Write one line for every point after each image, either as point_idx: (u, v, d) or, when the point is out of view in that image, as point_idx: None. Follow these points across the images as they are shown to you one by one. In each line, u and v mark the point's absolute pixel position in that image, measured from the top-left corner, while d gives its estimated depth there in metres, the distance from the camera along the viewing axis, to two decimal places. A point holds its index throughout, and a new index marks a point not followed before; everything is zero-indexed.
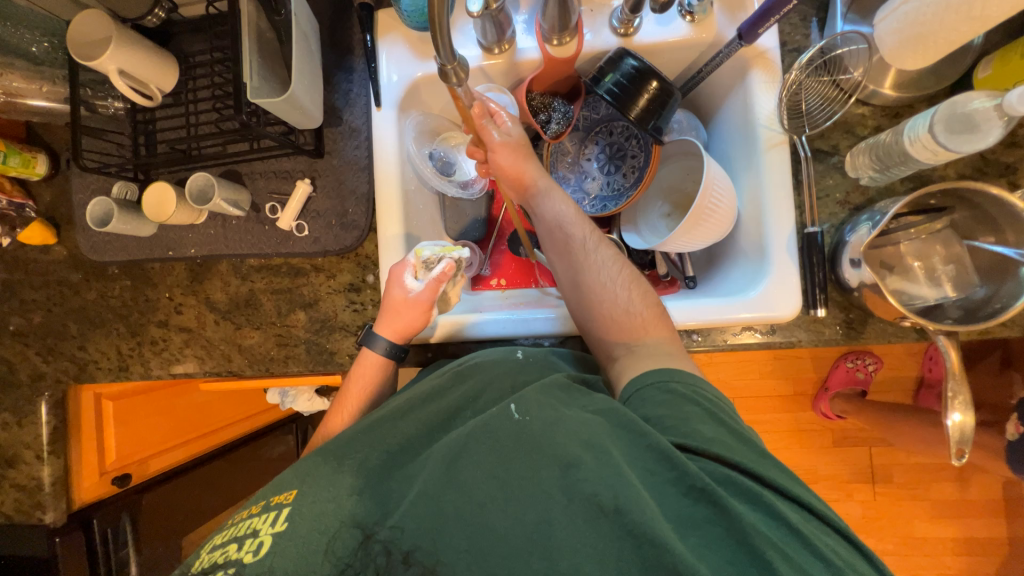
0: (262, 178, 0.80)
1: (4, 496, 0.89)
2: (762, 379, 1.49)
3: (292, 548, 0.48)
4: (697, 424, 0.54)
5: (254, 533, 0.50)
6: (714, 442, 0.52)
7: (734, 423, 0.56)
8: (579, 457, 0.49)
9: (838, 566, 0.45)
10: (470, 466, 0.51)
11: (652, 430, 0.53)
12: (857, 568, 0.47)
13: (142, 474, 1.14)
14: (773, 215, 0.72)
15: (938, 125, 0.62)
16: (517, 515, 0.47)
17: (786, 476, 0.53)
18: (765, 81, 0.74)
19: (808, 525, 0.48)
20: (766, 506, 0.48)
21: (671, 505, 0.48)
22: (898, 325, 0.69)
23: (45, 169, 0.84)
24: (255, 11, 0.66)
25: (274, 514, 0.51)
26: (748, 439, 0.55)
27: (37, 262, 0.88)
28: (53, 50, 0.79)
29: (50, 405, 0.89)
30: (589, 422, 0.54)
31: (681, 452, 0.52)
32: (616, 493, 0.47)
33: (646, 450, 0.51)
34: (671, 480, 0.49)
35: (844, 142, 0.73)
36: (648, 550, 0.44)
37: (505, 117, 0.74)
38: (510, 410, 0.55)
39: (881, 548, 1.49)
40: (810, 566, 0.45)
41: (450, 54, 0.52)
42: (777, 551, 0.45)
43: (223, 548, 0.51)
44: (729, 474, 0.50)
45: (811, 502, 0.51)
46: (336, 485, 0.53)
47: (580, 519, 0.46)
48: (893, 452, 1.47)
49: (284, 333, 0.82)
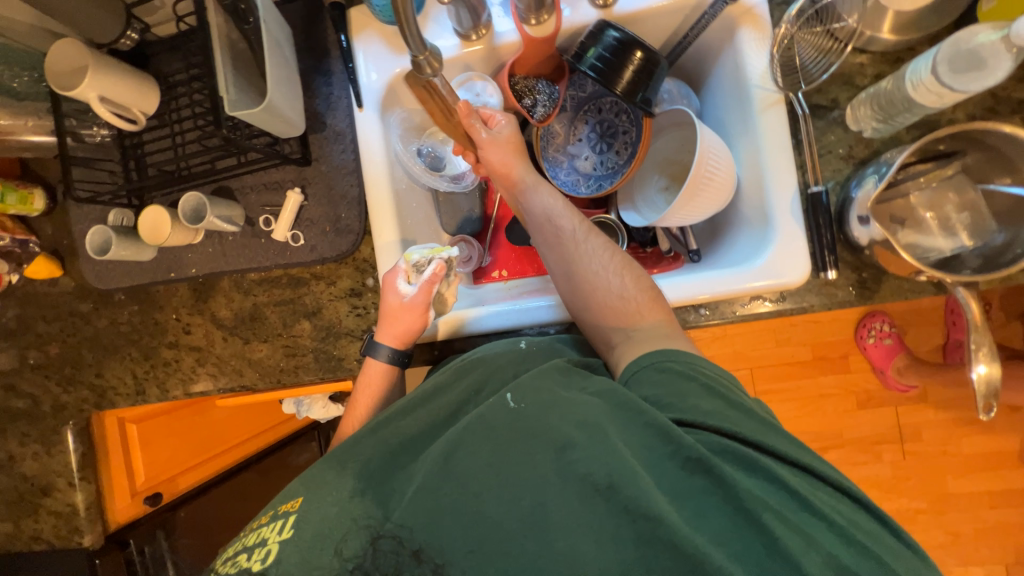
0: (253, 192, 0.80)
1: (42, 523, 0.93)
2: (779, 347, 1.46)
3: (296, 553, 0.48)
4: (693, 399, 0.54)
5: (263, 541, 0.51)
6: (711, 414, 0.52)
7: (733, 393, 0.56)
8: (573, 438, 0.50)
9: (840, 524, 0.46)
10: (467, 456, 0.51)
11: (647, 407, 0.52)
12: (861, 527, 0.47)
13: (173, 491, 1.18)
14: (774, 178, 0.69)
15: (941, 65, 0.59)
16: (512, 500, 0.48)
17: (786, 439, 0.53)
18: (755, 39, 0.71)
19: (807, 487, 0.49)
20: (765, 472, 0.48)
21: (667, 478, 0.48)
22: (913, 280, 0.67)
23: (43, 204, 0.85)
24: (224, 22, 0.65)
25: (281, 522, 0.52)
26: (747, 408, 0.54)
27: (46, 296, 0.89)
28: (34, 83, 0.79)
29: (75, 432, 0.91)
30: (586, 404, 0.53)
31: (679, 426, 0.52)
32: (609, 471, 0.47)
33: (645, 427, 0.51)
34: (668, 455, 0.49)
35: (844, 95, 0.70)
36: (643, 524, 0.44)
37: (498, 119, 0.75)
38: (506, 399, 0.55)
39: (916, 508, 1.46)
40: (811, 527, 0.45)
41: (420, 43, 0.51)
42: (773, 514, 0.45)
43: (236, 556, 0.52)
44: (726, 444, 0.50)
45: (811, 464, 0.50)
46: (338, 488, 0.53)
47: (576, 499, 0.47)
48: (920, 410, 1.44)
49: (291, 343, 0.82)
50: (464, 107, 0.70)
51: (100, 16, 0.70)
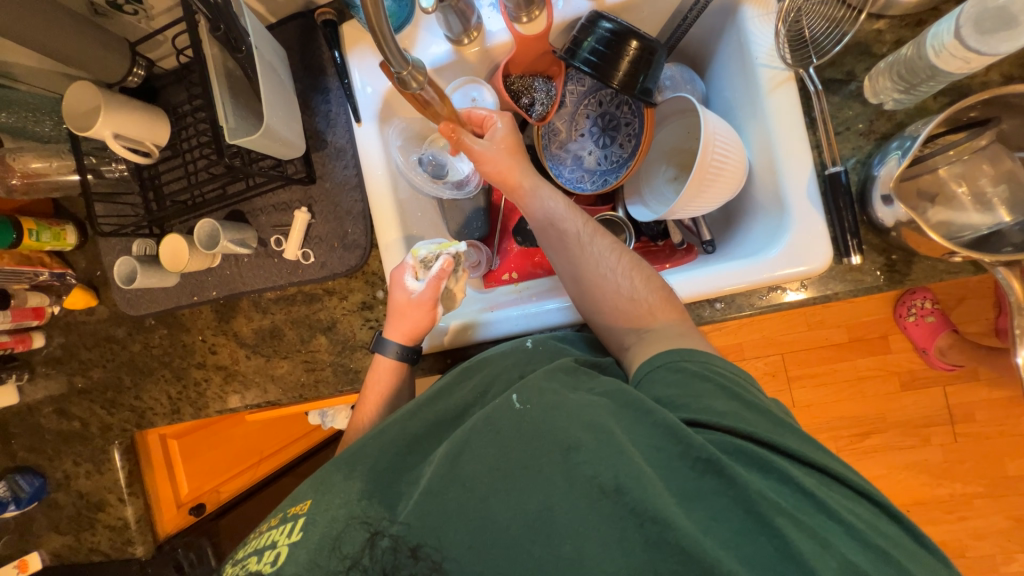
0: (264, 214, 0.82)
1: (99, 536, 1.00)
2: (811, 331, 1.40)
3: (305, 555, 0.50)
4: (707, 399, 0.52)
5: (273, 544, 0.53)
6: (725, 414, 0.51)
7: (748, 393, 0.54)
8: (578, 439, 0.49)
9: (859, 528, 0.44)
10: (471, 461, 0.51)
11: (657, 408, 0.51)
12: (880, 530, 0.45)
13: (216, 500, 1.27)
14: (787, 162, 0.66)
15: (966, 27, 0.55)
16: (517, 505, 0.47)
17: (803, 440, 0.51)
18: (758, 15, 0.67)
19: (823, 488, 0.47)
20: (777, 473, 0.47)
21: (676, 478, 0.47)
22: (948, 261, 0.62)
23: (75, 238, 0.90)
24: (219, 52, 0.67)
25: (291, 525, 0.54)
26: (763, 408, 0.52)
27: (85, 325, 0.95)
28: (57, 126, 0.83)
29: (122, 450, 0.98)
30: (591, 405, 0.53)
31: (690, 426, 0.51)
32: (616, 473, 0.46)
33: (654, 427, 0.50)
34: (676, 455, 0.48)
35: (860, 66, 0.66)
36: (650, 528, 0.43)
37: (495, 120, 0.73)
38: (511, 400, 0.55)
39: (973, 492, 1.37)
40: (826, 530, 0.44)
41: (401, 59, 0.51)
42: (787, 517, 0.43)
43: (245, 560, 0.54)
44: (739, 444, 0.48)
45: (828, 465, 0.49)
46: (346, 490, 0.54)
47: (582, 503, 0.46)
48: (970, 389, 1.36)
49: (310, 358, 0.84)
50: (449, 124, 0.70)
51: (107, 57, 0.72)
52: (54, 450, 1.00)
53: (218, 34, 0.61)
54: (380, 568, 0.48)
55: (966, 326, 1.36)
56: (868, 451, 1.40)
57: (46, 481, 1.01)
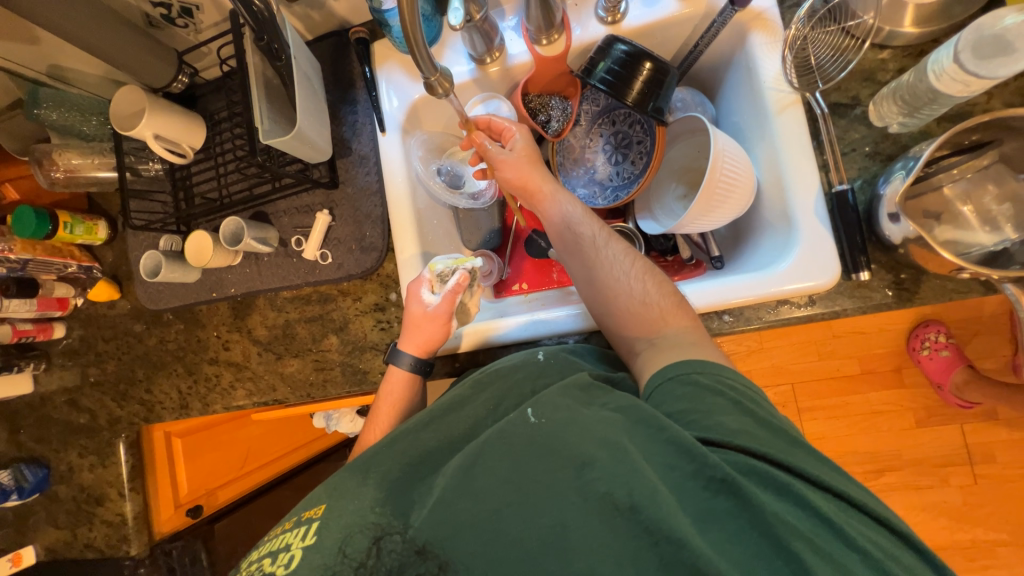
0: (286, 215, 0.85)
1: (96, 532, 1.00)
2: (822, 360, 1.38)
3: (318, 559, 0.50)
4: (721, 416, 0.52)
5: (286, 546, 0.52)
6: (738, 433, 0.50)
7: (761, 410, 0.53)
8: (592, 456, 0.49)
9: (877, 558, 0.43)
10: (484, 473, 0.51)
11: (671, 424, 0.51)
12: (901, 562, 0.44)
13: (212, 504, 1.26)
14: (796, 182, 0.68)
15: (964, 52, 0.57)
16: (531, 519, 0.47)
17: (819, 462, 0.50)
18: (766, 43, 0.70)
19: (840, 514, 0.46)
20: (792, 495, 0.46)
21: (691, 500, 0.47)
22: (957, 279, 0.62)
23: (106, 234, 0.94)
24: (260, 62, 0.71)
25: (304, 529, 0.53)
26: (779, 428, 0.52)
27: (105, 317, 0.97)
28: (102, 126, 0.88)
29: (127, 445, 0.99)
30: (604, 421, 0.52)
31: (703, 445, 0.50)
32: (630, 490, 0.46)
33: (667, 444, 0.50)
34: (689, 473, 0.48)
35: (865, 91, 0.69)
36: (665, 547, 0.43)
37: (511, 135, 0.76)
38: (526, 414, 0.55)
39: (994, 539, 1.31)
40: (844, 558, 0.43)
41: (430, 66, 0.55)
42: (804, 542, 0.43)
43: (258, 562, 0.53)
44: (752, 464, 0.48)
45: (845, 490, 0.48)
46: (360, 496, 0.54)
47: (596, 519, 0.46)
48: (989, 429, 1.31)
49: (319, 358, 0.86)
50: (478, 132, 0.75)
51: (156, 65, 0.78)
52: (61, 442, 1.01)
53: (261, 44, 0.66)
54: (387, 570, 0.48)
55: (984, 359, 1.33)
56: (881, 489, 1.35)
57: (50, 472, 1.02)
